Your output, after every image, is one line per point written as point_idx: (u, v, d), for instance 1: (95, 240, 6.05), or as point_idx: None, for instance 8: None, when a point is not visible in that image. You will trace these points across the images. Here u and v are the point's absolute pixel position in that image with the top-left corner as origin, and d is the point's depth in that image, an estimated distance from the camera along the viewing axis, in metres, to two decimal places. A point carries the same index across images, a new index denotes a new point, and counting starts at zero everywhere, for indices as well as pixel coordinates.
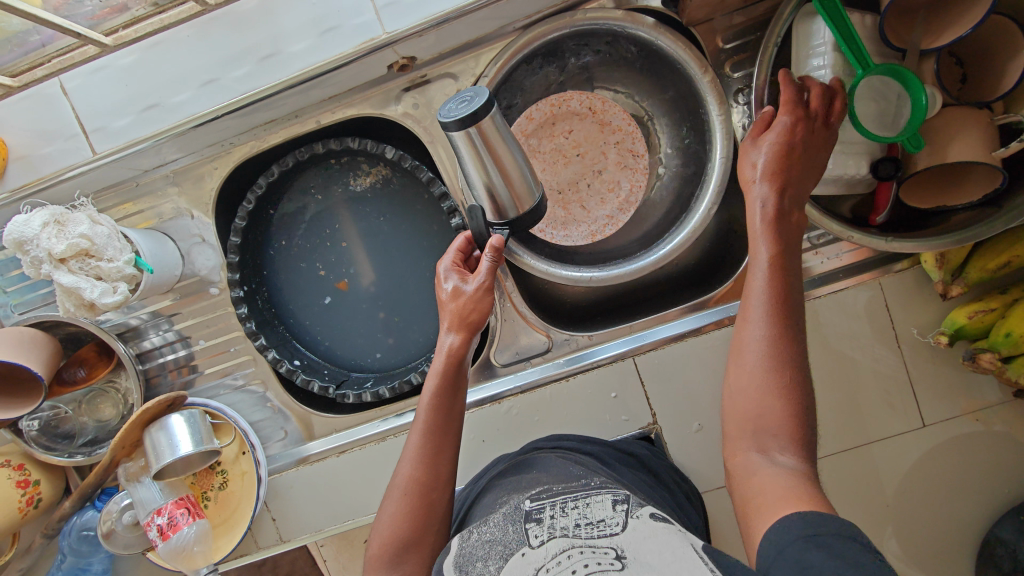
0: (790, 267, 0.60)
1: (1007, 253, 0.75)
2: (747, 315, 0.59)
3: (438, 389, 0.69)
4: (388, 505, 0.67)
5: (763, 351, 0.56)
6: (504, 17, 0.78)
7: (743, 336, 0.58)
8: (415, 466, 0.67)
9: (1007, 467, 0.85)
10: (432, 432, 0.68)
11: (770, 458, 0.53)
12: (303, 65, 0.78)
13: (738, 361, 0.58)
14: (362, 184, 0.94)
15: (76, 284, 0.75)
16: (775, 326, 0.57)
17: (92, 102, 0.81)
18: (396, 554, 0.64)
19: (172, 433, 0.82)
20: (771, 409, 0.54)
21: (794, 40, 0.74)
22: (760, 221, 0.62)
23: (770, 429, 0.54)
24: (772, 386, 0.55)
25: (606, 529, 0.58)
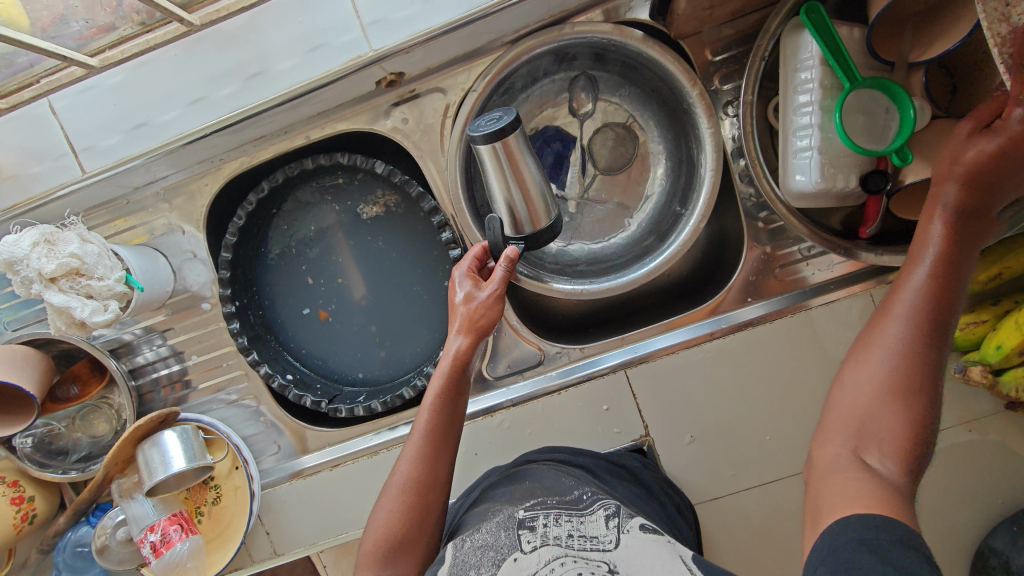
0: (956, 278, 0.55)
1: (998, 264, 0.75)
2: (889, 314, 0.56)
3: (443, 389, 0.69)
4: (388, 501, 0.67)
5: (894, 350, 0.53)
6: (492, 32, 0.78)
7: (881, 335, 0.55)
8: (416, 465, 0.67)
9: (1002, 476, 0.85)
10: (435, 431, 0.68)
11: (865, 461, 0.50)
12: (291, 81, 0.78)
13: (862, 364, 0.54)
14: (370, 213, 0.94)
15: (67, 303, 0.75)
16: (916, 332, 0.53)
17: (81, 121, 0.81)
18: (389, 551, 0.64)
19: (165, 450, 0.83)
20: (888, 417, 0.51)
21: (782, 54, 0.74)
22: (941, 218, 0.58)
23: (878, 435, 0.50)
24: (896, 384, 0.51)
25: (598, 544, 0.61)
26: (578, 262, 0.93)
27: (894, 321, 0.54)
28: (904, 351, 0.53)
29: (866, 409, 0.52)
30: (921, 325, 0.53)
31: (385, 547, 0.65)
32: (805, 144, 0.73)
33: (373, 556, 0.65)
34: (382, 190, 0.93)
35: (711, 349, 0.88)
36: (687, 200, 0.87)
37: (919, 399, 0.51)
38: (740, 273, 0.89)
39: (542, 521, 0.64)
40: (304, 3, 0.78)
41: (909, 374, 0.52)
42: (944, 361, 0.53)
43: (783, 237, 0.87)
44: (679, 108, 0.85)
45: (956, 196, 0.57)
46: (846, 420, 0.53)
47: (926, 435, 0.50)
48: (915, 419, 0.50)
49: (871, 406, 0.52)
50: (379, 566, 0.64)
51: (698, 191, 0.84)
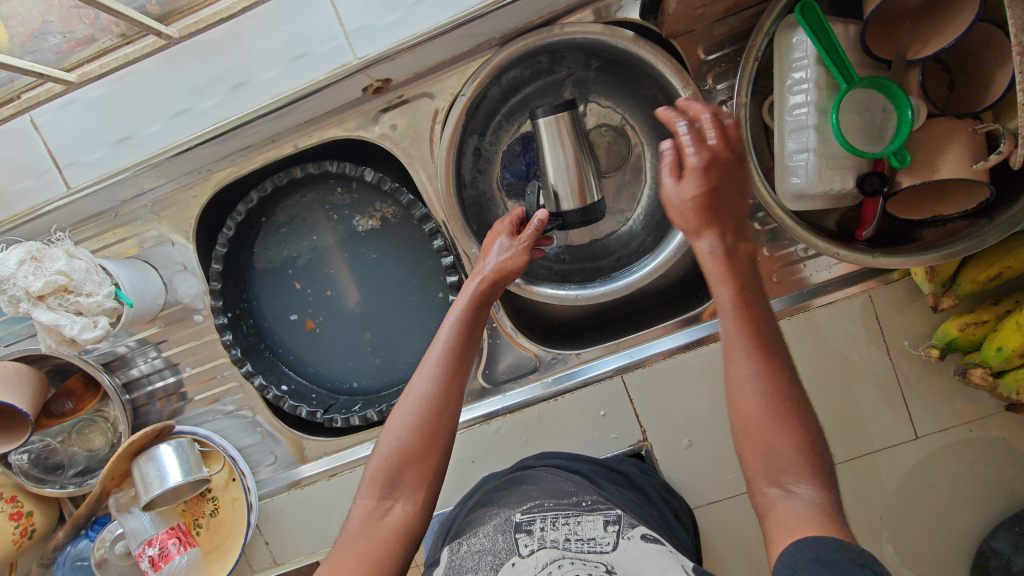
0: (754, 296, 0.56)
1: (999, 264, 0.73)
2: (728, 352, 0.55)
3: (466, 315, 0.67)
4: (395, 426, 0.63)
5: (758, 389, 0.53)
6: (480, 35, 0.76)
7: (731, 370, 0.55)
8: (431, 391, 0.63)
9: (1004, 475, 0.84)
10: (455, 358, 0.65)
11: (787, 491, 0.50)
12: (275, 91, 0.77)
13: (734, 403, 0.54)
14: (366, 225, 0.93)
15: (55, 321, 0.75)
16: (763, 355, 0.54)
17: (65, 135, 0.80)
18: (394, 477, 0.61)
19: (161, 464, 0.83)
20: (783, 444, 0.51)
21: (774, 53, 0.72)
22: (712, 261, 0.57)
23: (782, 465, 0.51)
24: (774, 416, 0.52)
25: (596, 546, 0.61)
26: (572, 266, 0.92)
27: (742, 361, 0.54)
28: (763, 373, 0.53)
29: (769, 448, 0.51)
30: (758, 347, 0.54)
31: (389, 475, 0.61)
32: (801, 146, 0.71)
33: (375, 481, 0.61)
34: (378, 202, 0.92)
35: (709, 353, 0.87)
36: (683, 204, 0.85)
37: (800, 420, 0.52)
38: (738, 275, 0.87)
39: (539, 524, 0.64)
40: (286, 10, 0.76)
41: (778, 398, 0.52)
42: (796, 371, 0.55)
43: (780, 238, 0.85)
44: (673, 111, 0.84)
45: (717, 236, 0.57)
46: (759, 462, 0.52)
47: (815, 446, 0.51)
48: (802, 433, 0.52)
49: (777, 447, 0.51)
50: (382, 492, 0.61)
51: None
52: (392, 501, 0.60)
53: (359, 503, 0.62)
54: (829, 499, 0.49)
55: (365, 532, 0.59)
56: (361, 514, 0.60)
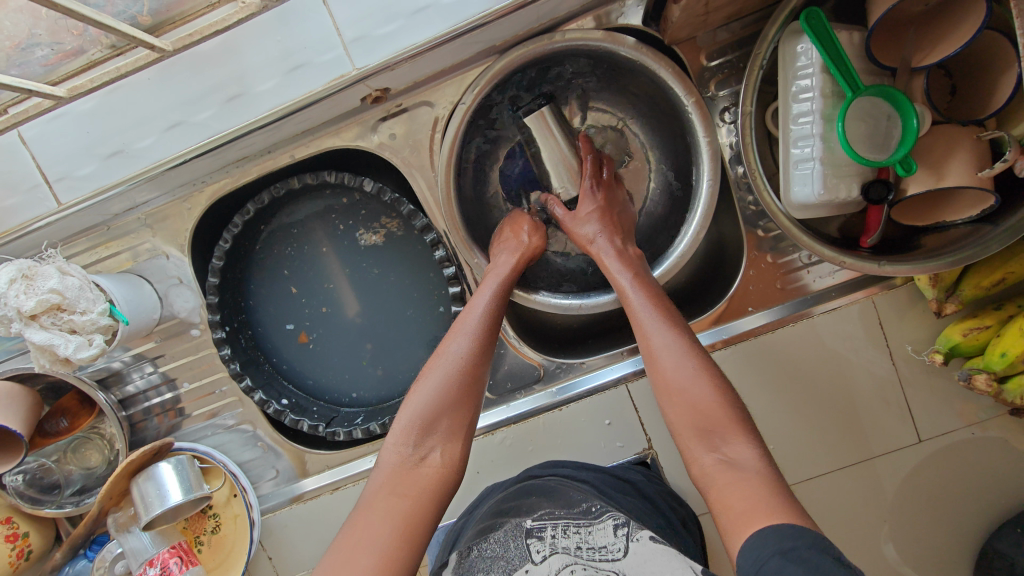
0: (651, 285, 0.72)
1: (1001, 269, 0.74)
2: (646, 330, 0.67)
3: (499, 296, 0.75)
4: (432, 381, 0.66)
5: (675, 352, 0.63)
6: (480, 43, 0.75)
7: (652, 346, 0.65)
8: (468, 353, 0.69)
9: (1007, 475, 0.85)
10: (489, 326, 0.72)
11: (720, 452, 0.57)
12: (272, 102, 0.75)
13: (657, 373, 0.64)
14: (369, 240, 0.92)
15: (49, 341, 0.73)
16: (675, 328, 0.66)
17: (53, 149, 0.78)
18: (430, 425, 0.64)
19: (161, 483, 0.81)
20: (703, 402, 0.60)
21: (780, 60, 0.72)
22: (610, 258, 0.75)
23: (716, 429, 0.58)
24: (698, 375, 0.61)
25: (607, 554, 0.60)
26: (574, 274, 0.92)
27: (661, 332, 0.65)
28: (680, 343, 0.64)
29: (695, 409, 0.60)
30: (671, 321, 0.66)
31: (426, 421, 0.64)
32: (806, 154, 0.71)
33: (412, 427, 0.63)
34: (382, 216, 0.91)
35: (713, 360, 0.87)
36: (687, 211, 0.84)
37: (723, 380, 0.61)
38: (741, 282, 0.87)
39: (550, 531, 0.64)
40: (282, 19, 0.74)
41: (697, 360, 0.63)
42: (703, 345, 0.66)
43: (783, 244, 0.85)
44: (676, 121, 0.83)
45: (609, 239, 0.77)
46: (690, 426, 0.60)
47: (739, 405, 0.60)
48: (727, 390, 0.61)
49: (705, 407, 0.60)
50: (417, 440, 0.63)
51: (689, 220, 0.83)
52: (427, 449, 0.63)
53: (390, 452, 0.63)
54: (762, 455, 0.56)
55: (395, 488, 0.60)
56: (395, 461, 0.61)
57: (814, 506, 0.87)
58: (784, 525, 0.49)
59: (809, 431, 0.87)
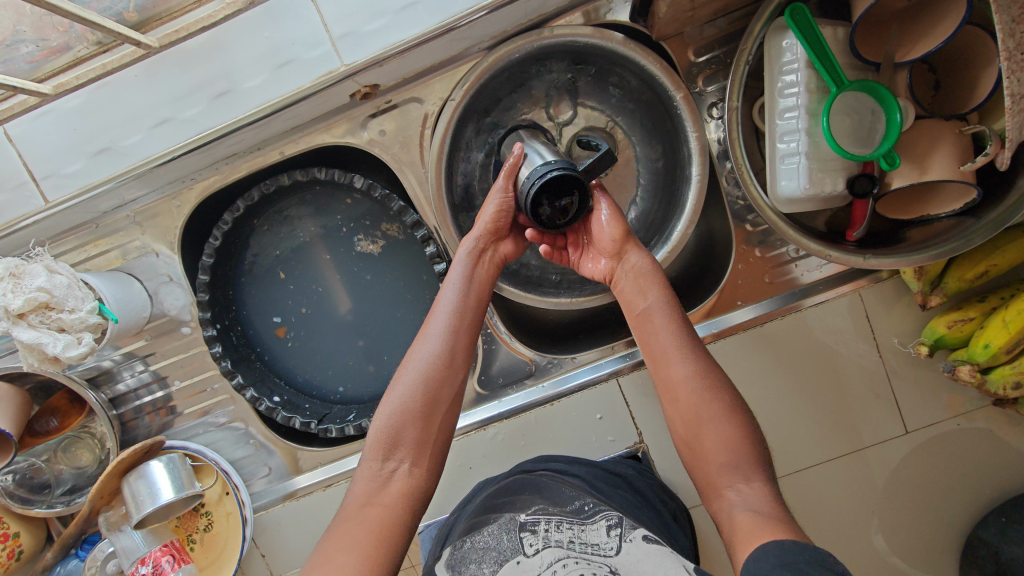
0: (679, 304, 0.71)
1: (984, 262, 0.75)
2: (669, 358, 0.67)
3: (466, 291, 0.72)
4: (398, 393, 0.66)
5: (694, 385, 0.65)
6: (469, 39, 0.75)
7: (674, 377, 0.66)
8: (434, 357, 0.67)
9: (991, 465, 0.86)
10: (457, 325, 0.69)
11: (738, 490, 0.59)
12: (260, 100, 0.75)
13: (677, 403, 0.66)
14: (366, 247, 0.92)
15: (38, 340, 0.72)
16: (695, 362, 0.66)
17: (40, 146, 0.78)
18: (398, 439, 0.63)
19: (152, 481, 0.81)
20: (728, 441, 0.61)
21: (765, 56, 0.72)
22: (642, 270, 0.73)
23: (736, 467, 0.60)
24: (723, 412, 0.63)
25: (599, 550, 0.61)
26: (564, 270, 0.92)
27: (680, 364, 0.66)
28: (698, 376, 0.65)
29: (719, 446, 0.61)
30: (690, 354, 0.66)
31: (394, 433, 0.63)
32: (792, 149, 0.72)
33: (381, 441, 0.63)
34: (379, 219, 0.91)
35: None
36: (672, 216, 0.86)
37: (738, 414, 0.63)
38: (731, 276, 0.88)
39: (544, 525, 0.65)
40: (270, 15, 0.74)
41: (720, 396, 0.64)
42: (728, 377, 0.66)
43: (771, 238, 0.86)
44: (666, 119, 0.84)
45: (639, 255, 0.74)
46: (714, 464, 0.61)
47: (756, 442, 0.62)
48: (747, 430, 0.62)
49: (729, 446, 0.61)
50: (386, 453, 0.63)
51: (674, 225, 0.84)
52: (396, 462, 0.63)
53: (364, 466, 0.63)
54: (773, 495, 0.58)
55: (370, 500, 0.60)
56: (367, 475, 0.62)
57: (809, 494, 0.88)
58: (786, 541, 0.50)
59: (799, 423, 0.88)
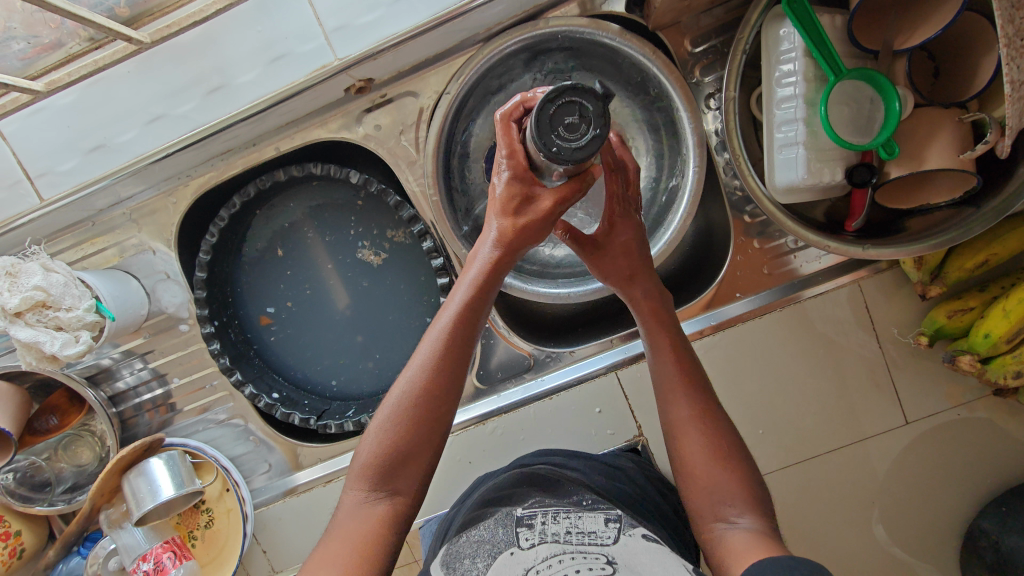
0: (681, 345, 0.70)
1: (984, 251, 0.74)
2: (671, 396, 0.67)
3: (461, 316, 0.62)
4: (383, 418, 0.61)
5: (696, 426, 0.65)
6: (464, 31, 0.75)
7: (675, 417, 0.66)
8: (420, 389, 0.60)
9: (992, 455, 0.86)
10: (449, 352, 0.61)
11: (729, 522, 0.59)
12: (254, 94, 0.75)
13: (681, 449, 0.65)
14: (367, 255, 0.93)
15: (35, 338, 0.72)
16: (697, 406, 0.66)
17: (33, 144, 0.77)
18: (385, 470, 0.59)
19: (152, 479, 0.81)
20: (722, 480, 0.61)
21: (762, 46, 0.72)
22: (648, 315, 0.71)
23: (727, 498, 0.60)
24: (717, 455, 0.63)
25: (597, 539, 0.62)
26: (561, 265, 0.91)
27: (682, 401, 0.66)
28: (698, 416, 0.65)
29: (713, 482, 0.61)
30: (694, 396, 0.66)
31: (380, 465, 0.59)
32: (790, 138, 0.71)
33: (366, 472, 0.59)
34: (384, 226, 0.91)
35: (702, 346, 0.87)
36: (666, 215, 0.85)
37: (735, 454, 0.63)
38: (730, 268, 0.87)
39: (540, 518, 0.65)
40: (263, 9, 0.74)
41: (719, 439, 0.64)
42: (726, 418, 0.66)
43: (770, 229, 0.86)
44: (664, 115, 0.84)
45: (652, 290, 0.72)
46: (701, 495, 0.62)
47: (749, 478, 0.62)
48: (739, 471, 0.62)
49: (719, 484, 0.61)
50: (373, 484, 0.59)
51: (668, 222, 0.84)
52: (382, 495, 0.59)
53: (349, 495, 0.60)
54: (766, 527, 0.58)
55: (350, 525, 0.58)
56: (352, 505, 0.59)
57: (807, 486, 0.88)
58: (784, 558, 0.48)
59: (798, 417, 0.88)
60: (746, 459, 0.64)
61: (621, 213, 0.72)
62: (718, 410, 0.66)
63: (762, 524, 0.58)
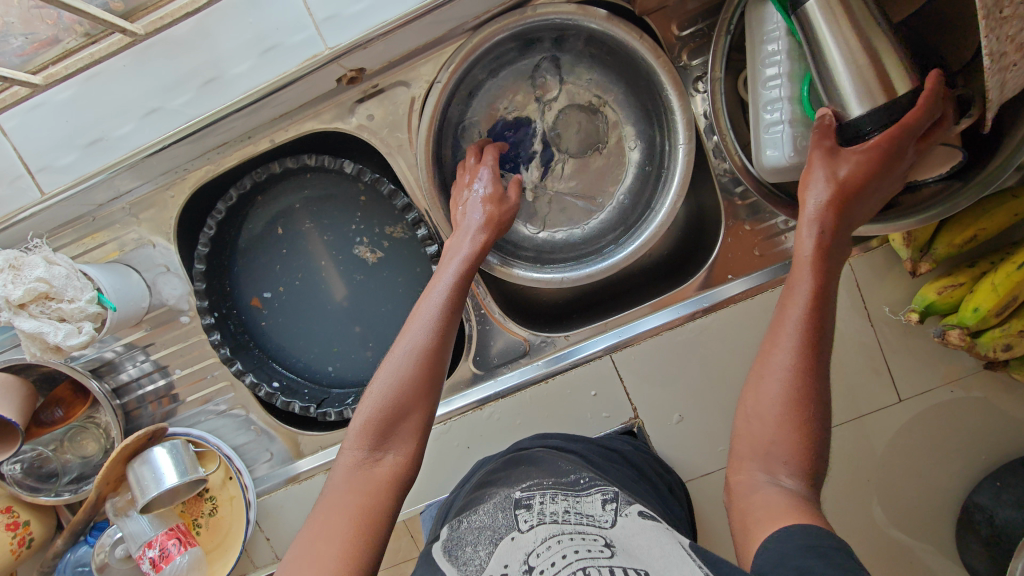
0: (827, 310, 0.57)
1: (972, 227, 0.75)
2: (777, 341, 0.57)
3: (459, 283, 0.68)
4: (383, 379, 0.62)
5: (786, 381, 0.54)
6: (453, 19, 0.76)
7: (770, 363, 0.56)
8: (422, 348, 0.63)
9: (986, 432, 0.86)
10: (447, 317, 0.65)
11: (776, 480, 0.52)
12: (246, 86, 0.76)
13: (757, 393, 0.56)
14: (363, 253, 0.94)
15: (39, 329, 0.74)
16: (806, 364, 0.55)
17: (33, 140, 0.79)
18: (385, 429, 0.60)
19: (156, 466, 0.83)
20: (788, 440, 0.53)
21: (747, 27, 0.73)
22: (811, 248, 0.59)
23: (781, 455, 0.53)
24: (794, 416, 0.53)
25: (595, 521, 0.61)
26: (556, 251, 0.92)
27: (784, 351, 0.56)
28: (797, 373, 0.54)
29: (772, 437, 0.54)
30: (808, 353, 0.55)
31: (381, 424, 0.60)
32: (776, 118, 0.71)
33: (366, 431, 0.60)
34: (382, 218, 0.93)
35: (695, 328, 0.88)
36: (652, 205, 0.87)
37: (813, 430, 0.53)
38: (722, 250, 0.88)
39: (538, 499, 0.65)
40: (253, 1, 0.75)
41: (804, 402, 0.53)
42: (827, 390, 0.55)
43: (760, 211, 0.86)
44: (654, 104, 0.85)
45: (826, 225, 0.60)
46: (753, 445, 0.55)
47: (817, 455, 0.53)
48: (811, 445, 0.53)
49: (769, 438, 0.54)
50: (373, 443, 0.60)
51: (656, 211, 0.85)
52: (383, 450, 0.60)
53: (347, 453, 0.60)
54: (809, 494, 0.51)
55: (353, 486, 0.58)
56: (350, 464, 0.59)
57: None
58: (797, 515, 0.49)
59: None
60: (827, 422, 0.54)
61: (886, 149, 0.59)
62: (825, 372, 0.55)
63: (809, 489, 0.52)
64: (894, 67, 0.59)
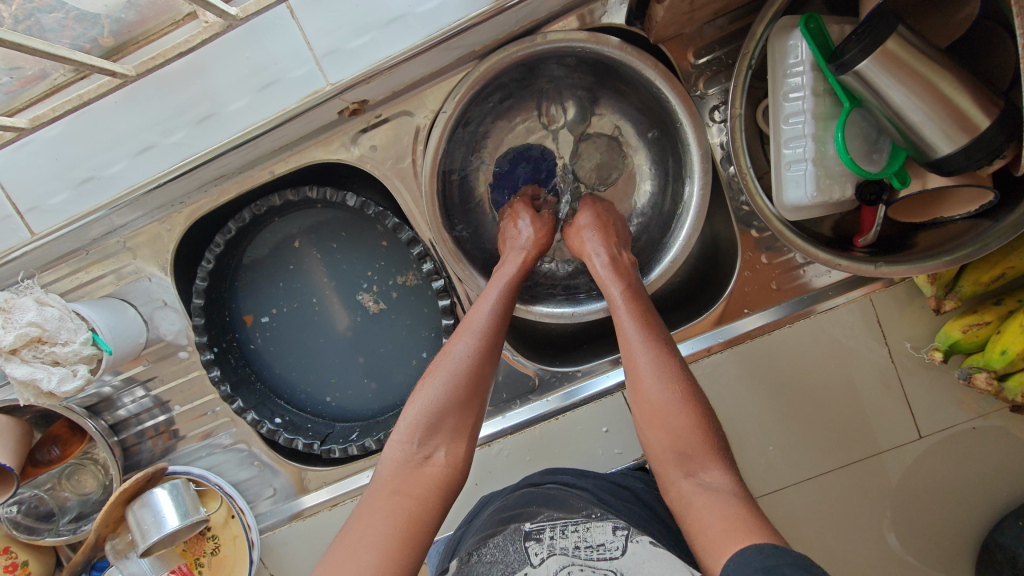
0: (643, 309, 0.70)
1: (1002, 264, 0.72)
2: (631, 349, 0.66)
3: (506, 296, 0.72)
4: (435, 385, 0.65)
5: (655, 380, 0.63)
6: (460, 49, 0.72)
7: (635, 368, 0.65)
8: (472, 353, 0.67)
9: (1009, 469, 0.84)
10: (497, 325, 0.70)
11: (698, 480, 0.58)
12: (245, 123, 0.73)
13: (640, 396, 0.64)
14: (366, 301, 0.91)
15: (32, 375, 0.71)
16: (662, 360, 0.64)
17: (25, 177, 0.76)
18: (432, 426, 0.63)
19: (157, 510, 0.80)
20: (686, 434, 0.60)
21: (768, 56, 0.69)
22: (604, 270, 0.74)
23: (694, 454, 0.59)
24: (676, 406, 0.61)
25: (605, 553, 0.58)
26: (564, 284, 0.90)
27: (643, 359, 0.65)
28: (659, 366, 0.64)
29: (674, 436, 0.60)
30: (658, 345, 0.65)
31: (429, 422, 0.63)
32: (798, 154, 0.69)
33: (416, 426, 0.63)
34: (386, 250, 0.90)
35: (710, 364, 0.86)
36: (662, 245, 0.84)
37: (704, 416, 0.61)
38: (738, 283, 0.85)
39: (549, 533, 0.63)
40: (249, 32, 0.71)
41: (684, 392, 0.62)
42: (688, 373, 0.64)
43: (778, 243, 0.84)
44: (670, 137, 0.82)
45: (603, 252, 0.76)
46: (667, 448, 0.60)
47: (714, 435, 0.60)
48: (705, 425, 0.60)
49: (677, 433, 0.60)
50: (421, 439, 0.62)
51: (666, 250, 0.83)
52: (431, 448, 0.62)
53: (393, 449, 0.62)
54: (734, 482, 0.57)
55: (399, 487, 0.59)
56: (399, 458, 0.61)
57: (819, 504, 0.86)
58: (765, 545, 0.48)
59: (809, 435, 0.86)
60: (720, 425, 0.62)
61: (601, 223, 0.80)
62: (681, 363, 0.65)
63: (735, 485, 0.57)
64: (968, 97, 0.57)
